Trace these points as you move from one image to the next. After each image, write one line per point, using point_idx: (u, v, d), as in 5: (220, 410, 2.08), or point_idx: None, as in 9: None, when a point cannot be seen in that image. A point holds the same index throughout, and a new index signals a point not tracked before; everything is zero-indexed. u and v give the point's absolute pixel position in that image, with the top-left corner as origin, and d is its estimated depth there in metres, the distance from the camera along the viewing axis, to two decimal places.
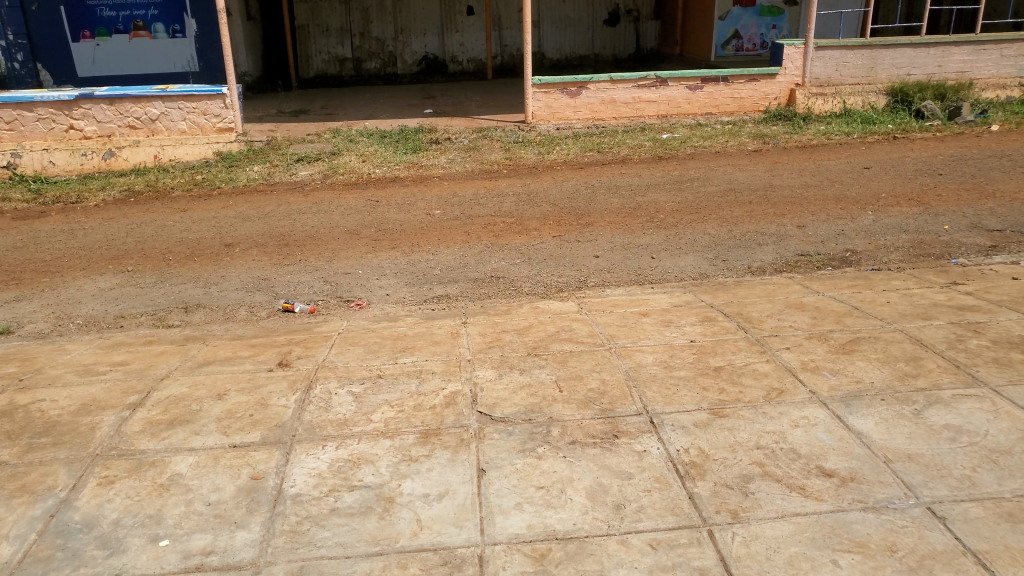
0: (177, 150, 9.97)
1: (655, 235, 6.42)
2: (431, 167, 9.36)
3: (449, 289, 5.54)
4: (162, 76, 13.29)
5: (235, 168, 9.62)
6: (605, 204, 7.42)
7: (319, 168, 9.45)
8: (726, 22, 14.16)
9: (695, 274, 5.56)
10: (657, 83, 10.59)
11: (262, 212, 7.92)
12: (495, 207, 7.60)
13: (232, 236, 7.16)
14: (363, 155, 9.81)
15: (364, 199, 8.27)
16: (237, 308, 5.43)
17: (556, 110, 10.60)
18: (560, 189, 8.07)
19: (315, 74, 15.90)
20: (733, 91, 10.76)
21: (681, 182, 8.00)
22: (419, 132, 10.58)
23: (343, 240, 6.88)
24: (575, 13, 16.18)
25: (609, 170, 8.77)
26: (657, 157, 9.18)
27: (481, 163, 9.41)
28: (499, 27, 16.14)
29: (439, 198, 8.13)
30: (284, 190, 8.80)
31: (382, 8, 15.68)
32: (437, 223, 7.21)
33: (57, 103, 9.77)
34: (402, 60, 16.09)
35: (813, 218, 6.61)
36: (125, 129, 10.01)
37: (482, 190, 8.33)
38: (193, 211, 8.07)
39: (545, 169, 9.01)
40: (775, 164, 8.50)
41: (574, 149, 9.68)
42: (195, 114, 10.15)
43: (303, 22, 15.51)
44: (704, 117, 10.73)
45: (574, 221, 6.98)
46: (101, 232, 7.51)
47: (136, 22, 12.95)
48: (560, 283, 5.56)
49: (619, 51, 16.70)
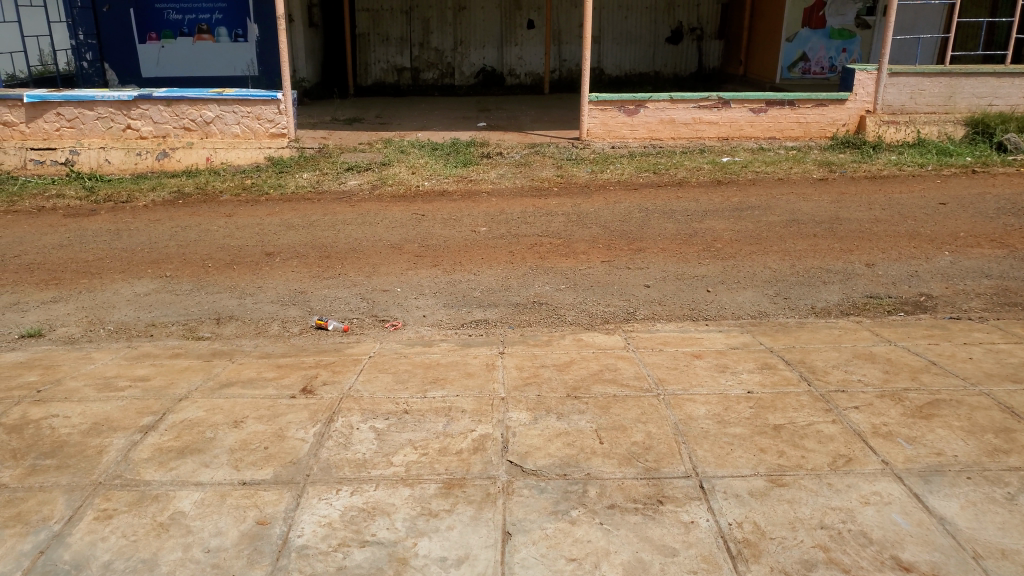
0: (229, 153, 9.92)
1: (712, 266, 6.04)
2: (480, 182, 9.12)
3: (488, 314, 5.26)
4: (223, 79, 13.32)
5: (284, 174, 9.54)
6: (660, 230, 7.05)
7: (367, 178, 9.31)
8: (794, 44, 13.65)
9: (754, 312, 5.18)
10: (719, 104, 10.18)
11: (306, 221, 7.78)
12: (543, 227, 7.30)
13: (273, 245, 7.02)
14: (412, 166, 9.63)
15: (409, 212, 8.07)
16: (269, 323, 5.24)
17: (612, 128, 10.27)
18: (612, 211, 7.73)
19: (373, 82, 15.87)
20: (799, 116, 10.28)
21: (740, 210, 7.59)
22: (470, 145, 10.37)
23: (384, 255, 6.67)
24: (637, 30, 15.88)
25: (664, 193, 8.40)
26: (715, 182, 8.78)
27: (532, 180, 9.14)
28: (558, 41, 15.89)
29: (486, 215, 7.88)
30: (331, 199, 8.67)
31: (442, 19, 15.60)
32: (482, 242, 6.95)
33: (117, 103, 9.85)
34: (459, 71, 15.98)
35: (884, 256, 6.13)
36: (180, 131, 10.03)
37: (531, 208, 8.05)
38: (238, 216, 7.98)
39: (597, 189, 8.68)
40: (842, 195, 8.01)
41: (629, 169, 9.33)
42: (249, 119, 10.10)
43: (364, 31, 15.53)
44: (767, 141, 10.26)
45: (625, 246, 6.64)
46: (146, 234, 7.45)
47: (201, 26, 13.07)
48: (607, 314, 5.22)
49: (680, 70, 16.29)
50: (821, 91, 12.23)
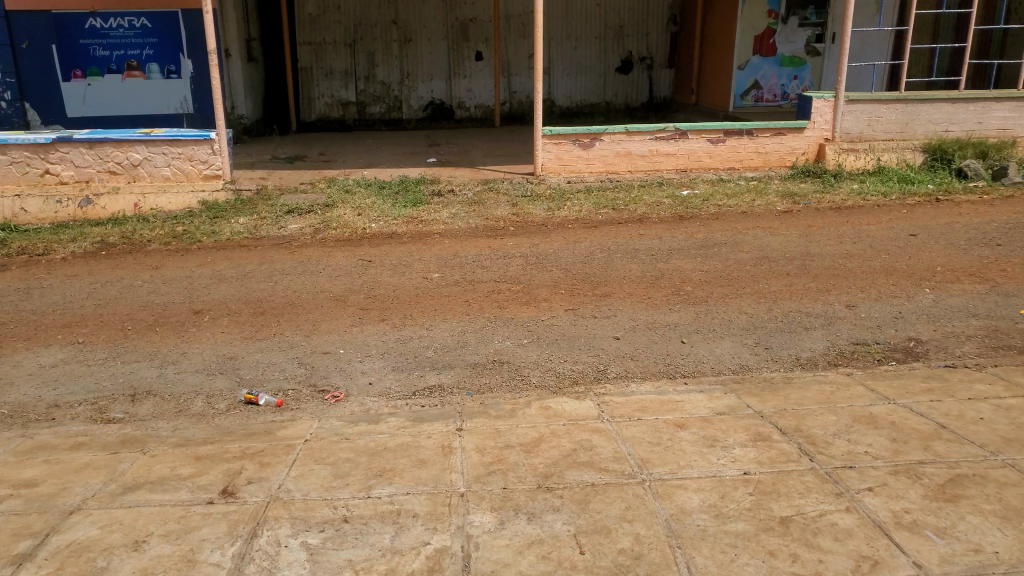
0: (159, 198, 9.24)
1: (682, 313, 5.58)
2: (431, 223, 8.58)
3: (443, 378, 4.67)
4: (156, 117, 12.66)
5: (219, 219, 8.87)
6: (623, 272, 6.58)
7: (310, 221, 8.70)
8: (745, 72, 13.54)
9: (735, 367, 4.74)
10: (676, 135, 9.87)
11: (241, 272, 7.12)
12: (499, 272, 6.77)
13: (202, 301, 6.34)
14: (358, 208, 9.04)
15: (355, 258, 7.47)
16: (193, 399, 4.59)
17: (567, 162, 9.86)
18: (572, 252, 7.27)
19: (317, 117, 15.29)
20: (757, 146, 10.03)
21: (706, 247, 7.19)
22: (420, 183, 9.83)
23: (326, 310, 6.06)
24: (587, 60, 15.68)
25: (625, 230, 7.98)
26: (677, 217, 8.40)
27: (486, 219, 8.63)
28: (508, 73, 15.58)
29: (437, 259, 7.35)
30: (269, 245, 8.03)
31: (388, 52, 15.15)
32: (433, 290, 6.38)
33: (33, 146, 9.06)
34: (407, 105, 15.50)
35: (864, 296, 5.77)
36: (104, 175, 9.27)
37: (486, 250, 7.53)
38: (166, 269, 7.28)
39: (555, 228, 8.22)
40: (809, 228, 7.70)
41: (588, 206, 8.90)
42: (180, 160, 9.40)
43: (306, 65, 14.98)
44: (727, 172, 9.99)
45: (588, 291, 6.15)
46: (60, 292, 6.69)
47: (130, 62, 12.37)
48: (575, 373, 4.68)
49: (631, 99, 16.10)
50: (778, 120, 12.05)
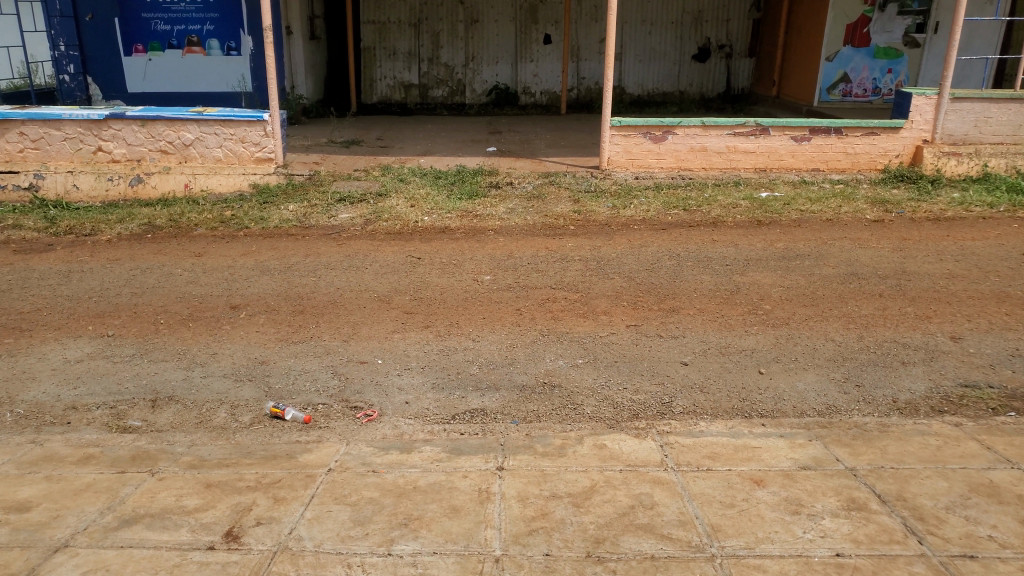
0: (210, 179, 9.02)
1: (757, 338, 4.97)
2: (486, 217, 8.11)
3: (487, 402, 4.20)
4: (213, 95, 12.52)
5: (269, 205, 8.60)
6: (692, 284, 5.98)
7: (361, 211, 8.35)
8: (834, 63, 12.59)
9: (820, 408, 4.13)
10: (757, 131, 9.15)
11: (284, 264, 6.78)
12: (556, 277, 6.24)
13: (240, 295, 6.03)
14: (412, 199, 8.64)
15: (405, 253, 7.06)
16: (216, 410, 4.26)
17: (635, 157, 9.25)
18: (637, 257, 6.70)
19: (379, 99, 15.00)
20: (846, 146, 9.23)
21: (785, 259, 6.53)
22: (477, 174, 9.35)
23: (369, 310, 5.66)
24: (662, 46, 14.95)
25: (696, 235, 7.36)
26: (753, 223, 7.72)
27: (545, 216, 8.11)
28: (576, 58, 14.95)
29: (490, 258, 6.88)
30: (317, 236, 7.69)
31: (453, 33, 14.69)
32: (485, 295, 5.91)
33: (87, 122, 8.95)
34: (470, 89, 15.05)
35: (972, 326, 5.06)
36: (156, 154, 9.10)
37: (543, 251, 7.02)
38: (209, 257, 7.00)
39: (619, 229, 7.64)
40: (903, 242, 6.95)
41: (657, 205, 8.29)
42: (232, 141, 9.16)
43: (369, 44, 14.66)
44: (810, 173, 9.24)
45: (653, 305, 5.58)
46: (99, 278, 6.48)
47: (190, 38, 12.24)
48: (635, 406, 4.16)
49: (705, 90, 15.31)
50: (871, 118, 11.15)
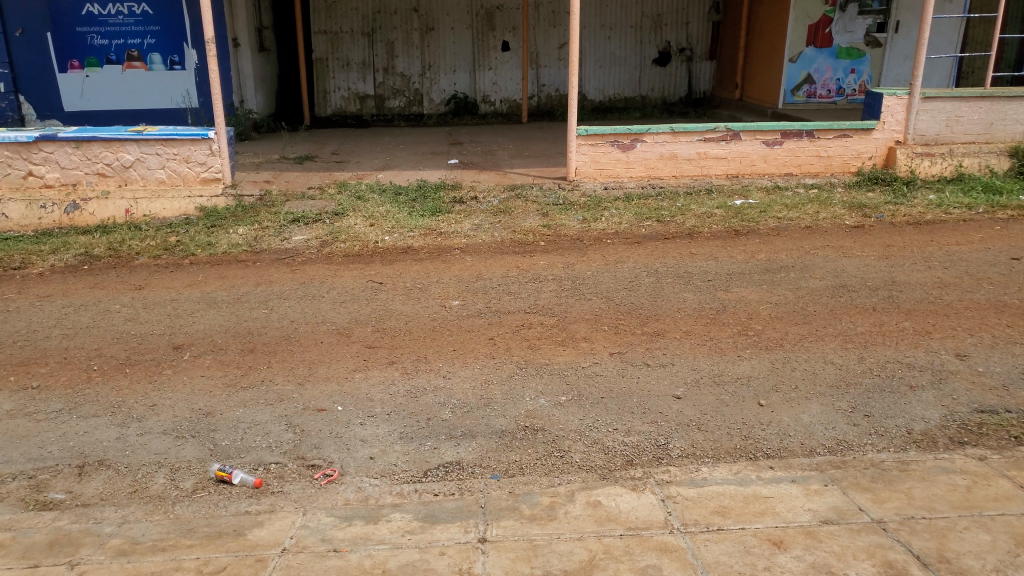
0: (153, 204, 8.44)
1: (750, 364, 4.60)
2: (451, 235, 7.65)
3: (462, 453, 3.73)
4: (158, 112, 11.86)
5: (217, 229, 8.03)
6: (675, 303, 5.59)
7: (317, 232, 7.83)
8: (798, 64, 12.43)
9: (830, 444, 3.75)
10: (728, 137, 8.85)
11: (233, 295, 6.22)
12: (529, 300, 5.81)
13: (182, 334, 5.47)
14: (371, 217, 8.14)
15: (365, 278, 6.55)
16: (153, 475, 3.71)
17: (604, 166, 8.87)
18: (614, 274, 6.30)
19: (333, 111, 14.44)
20: (819, 148, 8.98)
21: (769, 272, 6.19)
22: (440, 189, 8.88)
23: (326, 346, 5.15)
24: (621, 52, 14.69)
25: (672, 247, 7.00)
26: (730, 233, 7.40)
27: (513, 231, 7.68)
28: (536, 65, 14.58)
29: (456, 281, 6.42)
30: (269, 261, 7.16)
31: (408, 42, 14.21)
32: (453, 323, 5.45)
33: (15, 145, 8.28)
34: (428, 98, 14.58)
35: (974, 341, 4.76)
36: (93, 178, 8.46)
37: (514, 271, 6.58)
38: (150, 290, 6.43)
39: (592, 244, 7.25)
40: (888, 248, 6.66)
41: (629, 217, 7.92)
42: (176, 162, 8.56)
43: (321, 55, 14.10)
44: (783, 178, 8.96)
45: (635, 329, 5.17)
46: (25, 318, 5.85)
47: (130, 52, 11.59)
48: (628, 450, 3.74)
49: (668, 94, 15.08)
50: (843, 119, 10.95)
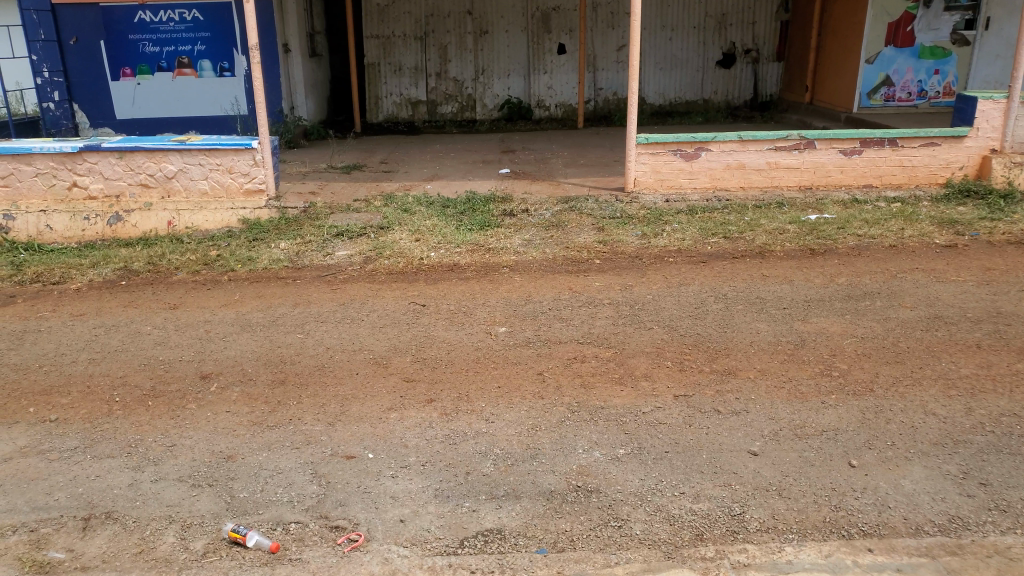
0: (196, 215, 8.22)
1: (836, 413, 4.03)
2: (500, 252, 7.20)
3: (504, 519, 3.30)
4: (207, 120, 11.78)
5: (258, 243, 7.76)
6: (746, 337, 5.02)
7: (360, 247, 7.48)
8: (875, 66, 11.63)
9: (941, 522, 3.17)
10: (801, 145, 8.21)
11: (268, 316, 5.90)
12: (582, 328, 5.31)
13: (211, 361, 5.14)
14: (416, 231, 7.75)
15: (407, 300, 6.15)
16: (162, 532, 3.36)
17: (664, 176, 8.30)
18: (676, 299, 5.76)
19: (384, 117, 14.17)
20: (903, 158, 8.28)
21: (851, 300, 5.57)
22: (489, 201, 8.44)
23: (361, 379, 4.75)
24: (683, 53, 14.06)
25: (741, 268, 6.41)
26: (804, 252, 6.76)
27: (565, 248, 7.19)
28: (592, 68, 14.06)
29: (503, 304, 5.96)
30: (309, 279, 6.83)
31: (462, 46, 13.85)
32: (499, 354, 4.99)
33: (60, 156, 8.15)
34: (481, 104, 14.21)
35: None
36: (136, 189, 8.30)
37: (566, 292, 6.10)
38: (185, 310, 6.15)
39: (652, 262, 6.72)
40: (988, 274, 5.97)
41: (693, 233, 7.34)
42: (218, 172, 8.33)
43: (373, 60, 13.86)
44: (862, 190, 8.30)
45: (702, 367, 4.65)
46: (55, 340, 5.61)
47: (181, 59, 11.50)
48: (697, 522, 3.24)
49: (731, 97, 14.39)
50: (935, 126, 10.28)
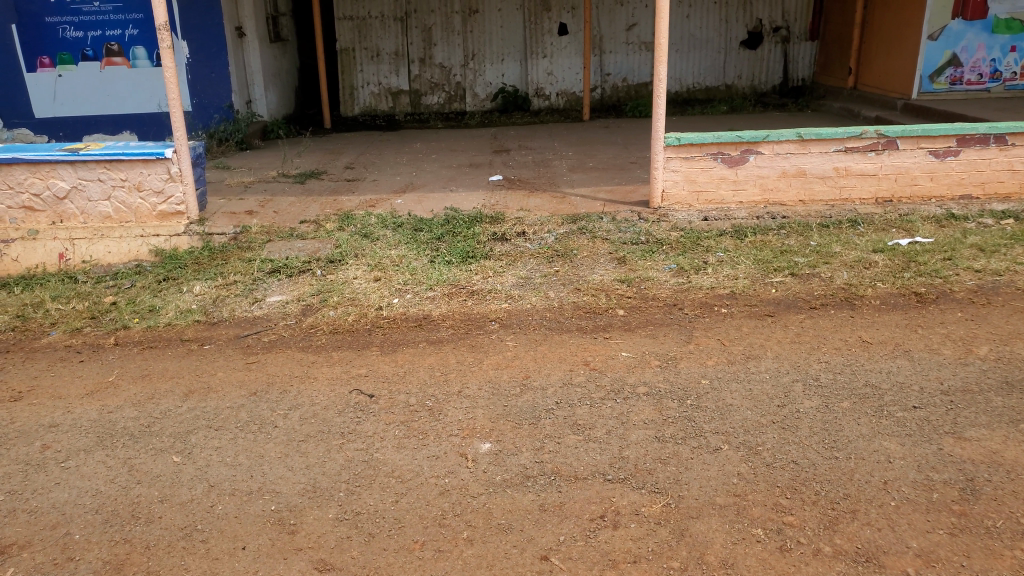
0: (94, 245, 6.32)
1: None
2: (487, 297, 5.28)
3: None
4: (142, 118, 9.88)
5: (170, 282, 5.86)
6: (867, 471, 3.13)
7: (301, 290, 5.57)
8: (939, 42, 9.64)
9: None
10: (879, 145, 6.28)
11: (143, 418, 3.98)
12: (610, 450, 3.39)
13: (23, 519, 3.21)
14: (376, 266, 5.82)
15: (347, 382, 4.22)
16: None
17: (700, 186, 6.39)
18: (746, 388, 3.84)
19: (360, 110, 12.25)
20: (1012, 160, 6.36)
21: (1016, 393, 3.65)
22: (475, 222, 6.53)
23: (248, 565, 2.87)
24: (703, 32, 12.10)
25: (827, 327, 4.50)
26: (910, 299, 4.84)
27: (576, 291, 5.27)
28: (599, 50, 12.09)
29: (488, 392, 4.01)
30: (222, 343, 4.92)
31: (448, 27, 11.87)
32: (473, 508, 3.08)
33: None
34: (471, 93, 12.26)
35: None
36: (17, 213, 6.39)
37: (581, 370, 4.17)
38: (25, 404, 4.20)
39: (696, 314, 4.82)
40: None
41: (747, 268, 5.42)
42: (124, 190, 6.43)
43: (347, 44, 11.88)
44: (958, 202, 6.40)
45: (817, 546, 2.76)
46: None
47: (109, 46, 9.54)
48: None
49: (759, 81, 12.46)
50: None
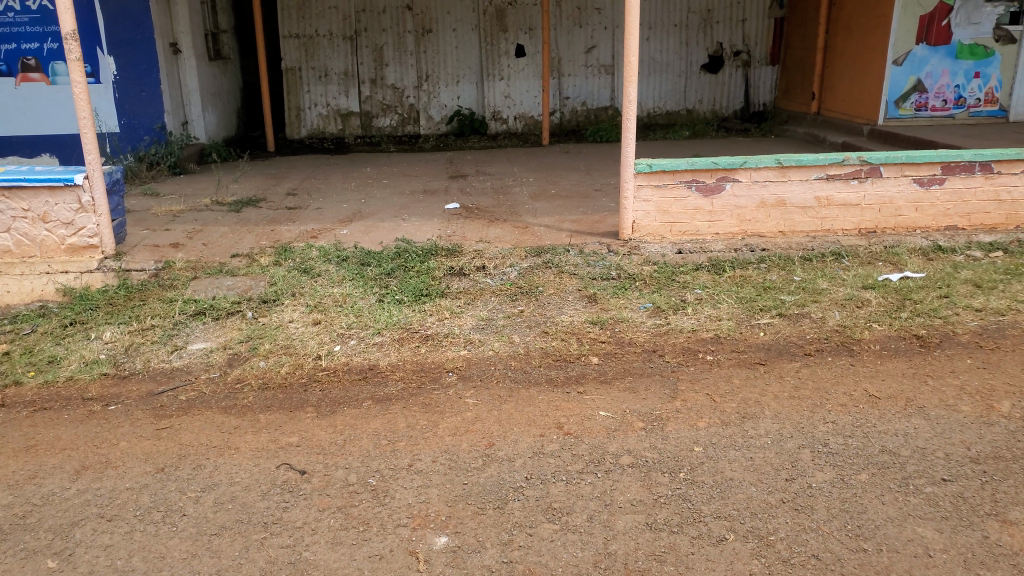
0: None
1: None
2: (443, 342, 4.65)
3: None
4: (64, 140, 9.06)
5: (77, 327, 5.09)
6: (904, 569, 2.59)
7: (229, 336, 4.87)
8: (903, 68, 9.42)
9: None
10: (862, 172, 5.87)
11: (16, 506, 3.23)
12: (594, 545, 2.79)
13: None
14: (316, 307, 5.16)
15: (275, 453, 3.53)
16: None
17: (673, 217, 5.89)
18: (746, 456, 3.29)
19: (307, 133, 11.57)
20: (998, 189, 6.03)
21: None
22: (428, 256, 5.91)
23: None
24: (663, 55, 11.80)
25: (827, 378, 3.99)
26: (912, 343, 4.37)
27: (544, 334, 4.68)
28: (558, 73, 11.66)
29: (444, 464, 3.38)
30: (130, 402, 4.18)
31: (400, 47, 11.30)
32: None
33: None
34: (425, 116, 11.69)
35: None
36: None
37: (553, 435, 3.56)
38: None
39: (680, 362, 4.27)
40: None
41: (731, 308, 4.91)
42: (27, 222, 5.68)
43: (292, 64, 11.23)
44: (943, 234, 6.04)
45: None
46: None
47: (25, 61, 8.71)
48: None
49: (721, 106, 12.18)
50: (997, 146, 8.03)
